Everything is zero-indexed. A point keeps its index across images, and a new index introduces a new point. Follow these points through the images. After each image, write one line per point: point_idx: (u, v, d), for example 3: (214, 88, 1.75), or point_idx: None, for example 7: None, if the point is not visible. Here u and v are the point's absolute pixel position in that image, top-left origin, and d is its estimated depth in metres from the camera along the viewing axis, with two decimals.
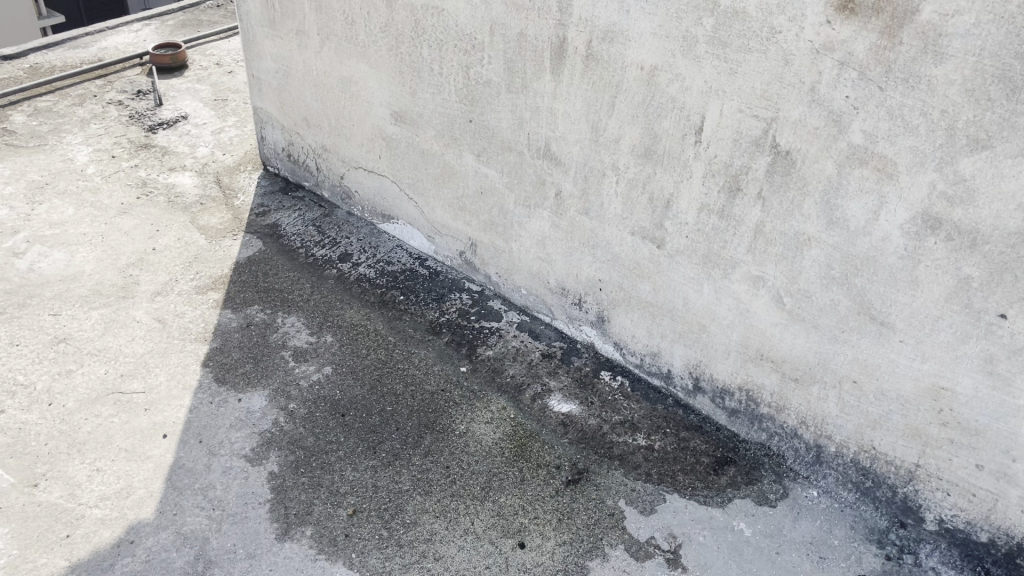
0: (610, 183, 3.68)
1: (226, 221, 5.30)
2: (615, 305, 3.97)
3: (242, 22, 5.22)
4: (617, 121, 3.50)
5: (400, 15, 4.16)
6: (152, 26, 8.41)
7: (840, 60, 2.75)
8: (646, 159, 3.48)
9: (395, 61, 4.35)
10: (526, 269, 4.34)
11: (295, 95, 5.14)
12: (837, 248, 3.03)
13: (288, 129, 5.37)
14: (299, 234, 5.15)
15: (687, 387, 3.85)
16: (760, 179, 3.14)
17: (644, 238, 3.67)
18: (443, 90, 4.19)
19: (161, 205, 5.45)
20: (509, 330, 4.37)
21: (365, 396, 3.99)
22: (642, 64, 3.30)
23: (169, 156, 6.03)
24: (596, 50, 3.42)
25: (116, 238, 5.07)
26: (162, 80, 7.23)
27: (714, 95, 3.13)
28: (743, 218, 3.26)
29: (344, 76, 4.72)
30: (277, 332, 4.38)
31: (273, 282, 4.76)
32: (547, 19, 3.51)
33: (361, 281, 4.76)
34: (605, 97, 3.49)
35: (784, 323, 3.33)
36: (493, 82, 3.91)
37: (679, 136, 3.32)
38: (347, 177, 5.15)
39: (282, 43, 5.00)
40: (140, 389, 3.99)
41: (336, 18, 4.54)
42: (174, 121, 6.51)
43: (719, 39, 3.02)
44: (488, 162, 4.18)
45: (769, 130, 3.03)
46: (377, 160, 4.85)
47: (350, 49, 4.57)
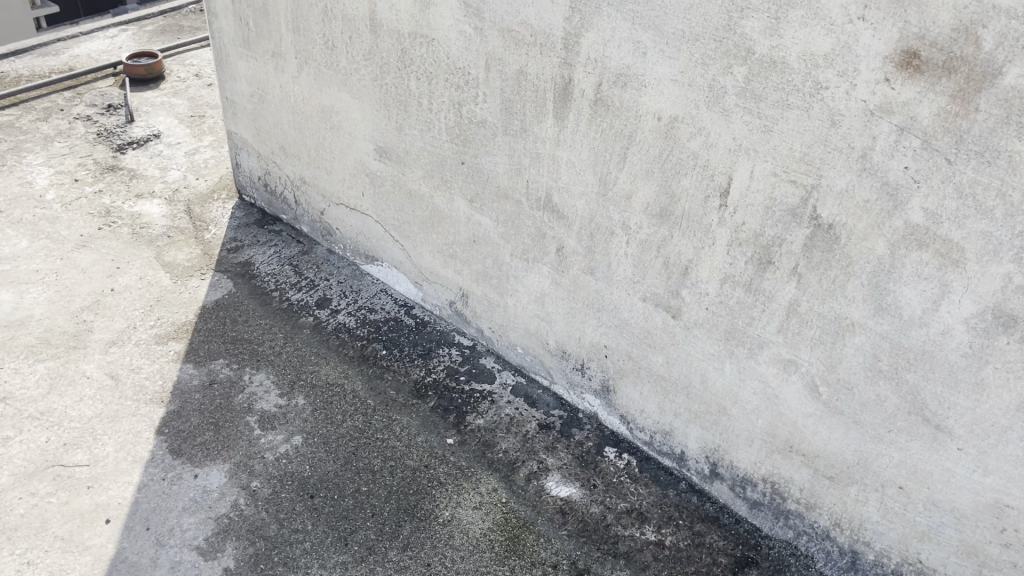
0: (619, 243, 3.23)
1: (194, 257, 4.84)
2: (622, 375, 3.52)
3: (215, 40, 4.76)
4: (628, 175, 3.06)
5: (386, 43, 3.72)
6: (129, 32, 7.94)
7: (899, 125, 2.31)
8: (661, 220, 3.04)
9: (379, 92, 3.91)
10: (523, 328, 3.88)
11: (271, 121, 4.69)
12: (886, 338, 2.59)
13: (264, 157, 4.91)
14: (274, 275, 4.69)
15: (703, 472, 3.41)
16: (796, 253, 2.70)
17: (657, 306, 3.22)
18: (432, 127, 3.75)
19: (124, 237, 5.00)
20: (502, 394, 3.91)
21: (338, 473, 3.54)
22: (660, 114, 2.86)
23: (137, 181, 5.57)
24: (606, 94, 2.99)
25: (71, 276, 4.61)
26: (136, 93, 6.77)
27: (744, 154, 2.69)
28: (775, 295, 2.82)
29: (323, 104, 4.27)
30: (243, 392, 3.93)
31: (243, 331, 4.30)
32: (552, 57, 3.08)
33: (339, 331, 4.30)
34: (615, 148, 3.05)
35: (819, 415, 2.89)
36: (488, 122, 3.47)
37: (700, 198, 2.88)
38: (327, 213, 4.69)
39: (257, 65, 4.55)
40: (84, 462, 3.54)
41: (315, 42, 4.09)
42: (145, 139, 6.05)
43: (752, 92, 2.58)
44: (481, 209, 3.74)
45: (809, 199, 2.59)
46: (360, 197, 4.39)
47: (329, 76, 4.12)
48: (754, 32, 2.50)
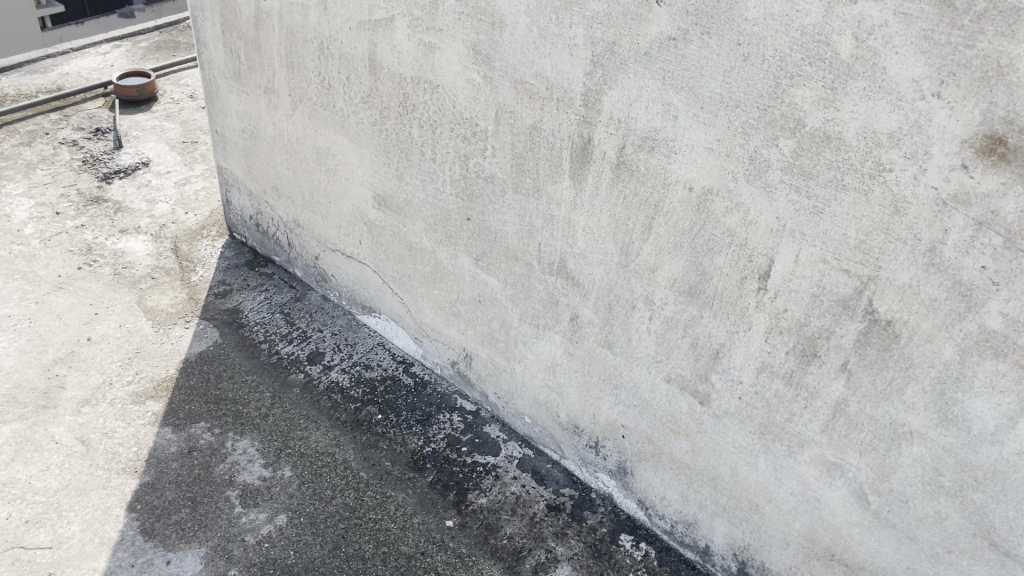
0: (641, 318, 2.91)
1: (179, 303, 4.53)
2: (641, 458, 3.20)
3: (205, 72, 4.47)
4: (653, 247, 2.74)
5: (386, 86, 3.42)
6: (123, 48, 7.67)
7: (977, 218, 1.99)
8: (690, 299, 2.72)
9: (378, 137, 3.60)
10: (531, 397, 3.56)
11: (263, 160, 4.38)
12: (950, 451, 2.27)
13: (256, 196, 4.61)
14: (263, 324, 4.37)
15: (730, 570, 3.08)
16: (846, 349, 2.37)
17: (682, 390, 2.89)
18: (435, 178, 3.44)
19: (104, 279, 4.69)
20: (507, 469, 3.58)
21: (325, 561, 3.21)
22: (691, 184, 2.54)
23: (122, 214, 5.28)
24: (630, 158, 2.68)
25: (46, 323, 4.31)
26: (126, 115, 6.48)
27: (789, 236, 2.37)
28: (819, 391, 2.49)
29: (319, 146, 3.96)
30: (224, 462, 3.61)
31: (227, 389, 3.98)
32: (569, 114, 2.78)
33: (332, 390, 3.97)
34: (639, 217, 2.73)
35: (867, 525, 2.56)
36: (497, 178, 3.17)
37: (736, 279, 2.56)
38: (322, 258, 4.37)
39: (249, 100, 4.25)
40: (47, 543, 3.22)
41: (311, 80, 3.79)
42: (133, 168, 5.76)
43: (801, 168, 2.26)
44: (488, 268, 3.42)
45: (864, 291, 2.27)
46: (357, 245, 4.08)
47: (325, 116, 3.82)
48: (805, 102, 2.18)
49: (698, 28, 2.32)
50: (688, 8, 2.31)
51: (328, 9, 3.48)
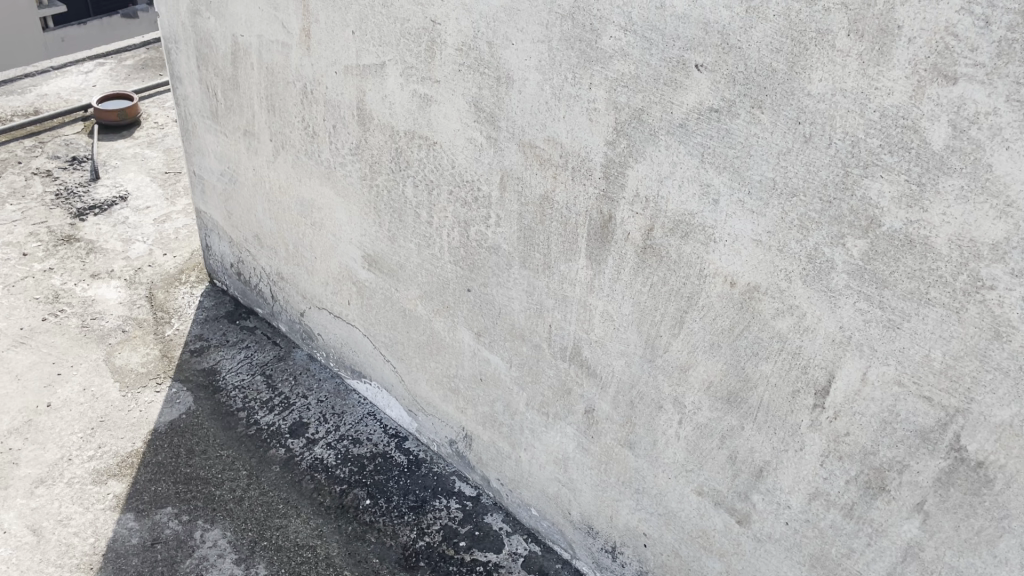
0: (667, 421, 2.50)
1: (151, 361, 4.14)
2: (666, 571, 2.79)
3: (180, 109, 4.08)
4: (685, 345, 2.33)
5: (377, 138, 3.02)
6: (107, 66, 7.29)
7: None
8: (728, 407, 2.31)
9: (368, 193, 3.20)
10: (539, 488, 3.15)
11: (244, 206, 3.98)
12: None
13: (237, 244, 4.21)
14: (243, 388, 3.97)
15: None
16: (924, 488, 1.97)
17: (717, 505, 2.48)
18: (431, 243, 3.04)
19: (71, 332, 4.31)
20: (511, 570, 3.17)
21: None
22: (733, 279, 2.13)
23: (95, 256, 4.90)
24: (659, 242, 2.27)
25: (3, 387, 3.92)
26: (105, 142, 6.10)
27: (855, 351, 1.96)
28: (887, 530, 2.09)
29: (304, 197, 3.56)
30: (191, 557, 3.20)
31: (199, 467, 3.58)
32: (587, 186, 2.38)
33: (316, 469, 3.56)
34: (669, 310, 2.33)
35: None
36: (501, 249, 2.76)
37: (786, 391, 2.15)
38: (308, 315, 3.97)
39: (228, 141, 3.85)
40: None
41: (294, 125, 3.40)
42: (109, 203, 5.38)
43: (873, 275, 1.85)
44: (490, 345, 3.02)
45: (950, 424, 1.86)
46: (345, 305, 3.68)
47: (310, 166, 3.42)
48: (882, 197, 1.77)
49: (746, 100, 1.92)
50: (734, 76, 1.91)
51: (312, 50, 3.09)
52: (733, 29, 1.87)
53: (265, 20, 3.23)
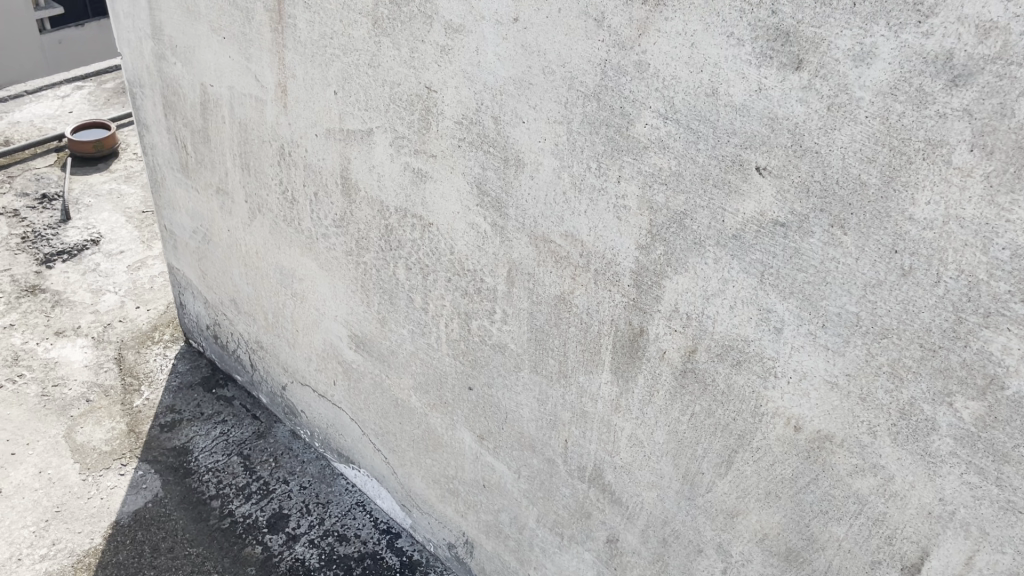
0: (708, 567, 2.09)
1: (116, 438, 3.73)
2: None
3: (149, 160, 3.68)
4: (732, 488, 1.93)
5: (364, 212, 2.62)
6: (86, 89, 6.89)
7: None
8: (785, 564, 1.90)
9: (354, 270, 2.80)
10: None
11: (219, 268, 3.59)
12: None
13: (213, 306, 3.81)
14: (217, 471, 3.56)
15: None
16: None
17: None
18: (426, 332, 2.63)
19: (29, 402, 3.91)
20: None
21: None
22: (798, 423, 1.72)
23: (61, 310, 4.50)
24: (702, 368, 1.86)
25: None
26: (80, 176, 5.71)
27: (959, 529, 1.56)
28: None
29: (283, 266, 3.16)
30: None
31: (164, 569, 3.16)
32: (612, 293, 1.97)
33: (296, 572, 3.15)
34: (713, 446, 1.92)
35: None
36: (507, 349, 2.36)
37: (863, 560, 1.74)
38: (290, 390, 3.57)
39: (200, 198, 3.45)
40: None
41: (270, 188, 2.99)
42: (79, 247, 4.99)
43: (989, 445, 1.45)
44: (494, 451, 2.61)
45: None
46: (330, 385, 3.27)
47: (289, 233, 3.02)
48: (1009, 354, 1.37)
49: (824, 217, 1.51)
50: (809, 185, 1.50)
51: (289, 108, 2.69)
52: (809, 129, 1.46)
53: (236, 70, 2.82)
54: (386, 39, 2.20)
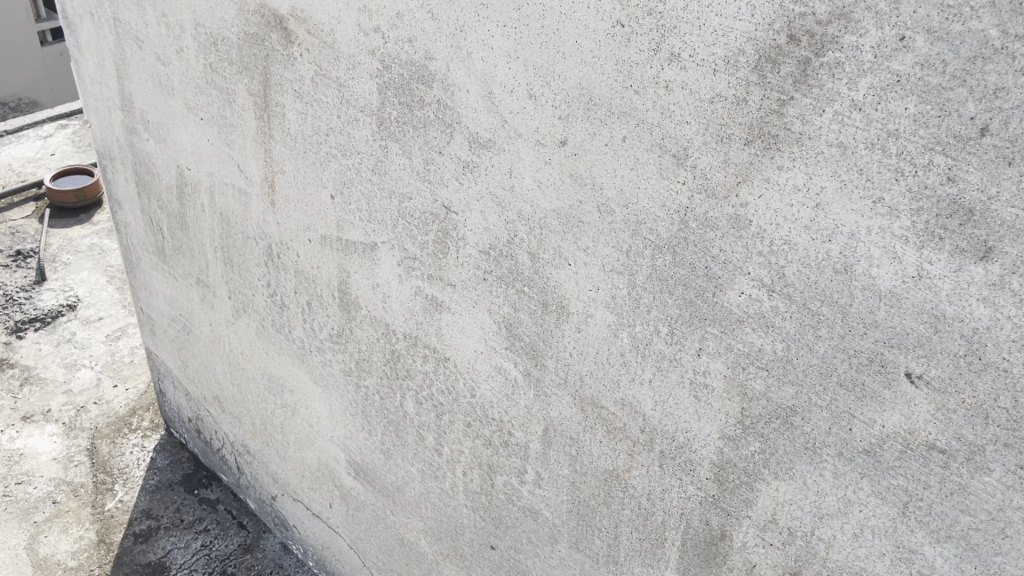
0: None
1: (83, 549, 3.30)
2: None
3: (124, 238, 3.27)
4: None
5: (364, 332, 2.19)
6: (70, 128, 6.48)
7: None
8: None
9: (352, 392, 2.37)
10: None
11: (201, 362, 3.16)
12: None
13: (195, 400, 3.38)
14: None
15: None
16: None
17: None
18: (439, 475, 2.20)
19: None
20: None
21: None
22: None
23: (30, 390, 4.09)
24: None
25: None
26: (59, 228, 5.30)
27: None
28: None
29: (272, 373, 2.74)
30: None
31: None
32: (682, 483, 1.54)
33: None
34: None
35: None
36: (540, 515, 1.92)
37: None
38: (281, 502, 3.13)
39: (179, 287, 3.04)
40: None
41: (256, 288, 2.57)
42: (54, 313, 4.58)
43: None
44: None
45: None
46: (326, 506, 2.84)
47: (278, 339, 2.59)
48: None
49: (1009, 453, 1.08)
50: (989, 410, 1.08)
51: (277, 205, 2.27)
52: (996, 338, 1.04)
53: (216, 156, 2.41)
54: (394, 144, 1.78)
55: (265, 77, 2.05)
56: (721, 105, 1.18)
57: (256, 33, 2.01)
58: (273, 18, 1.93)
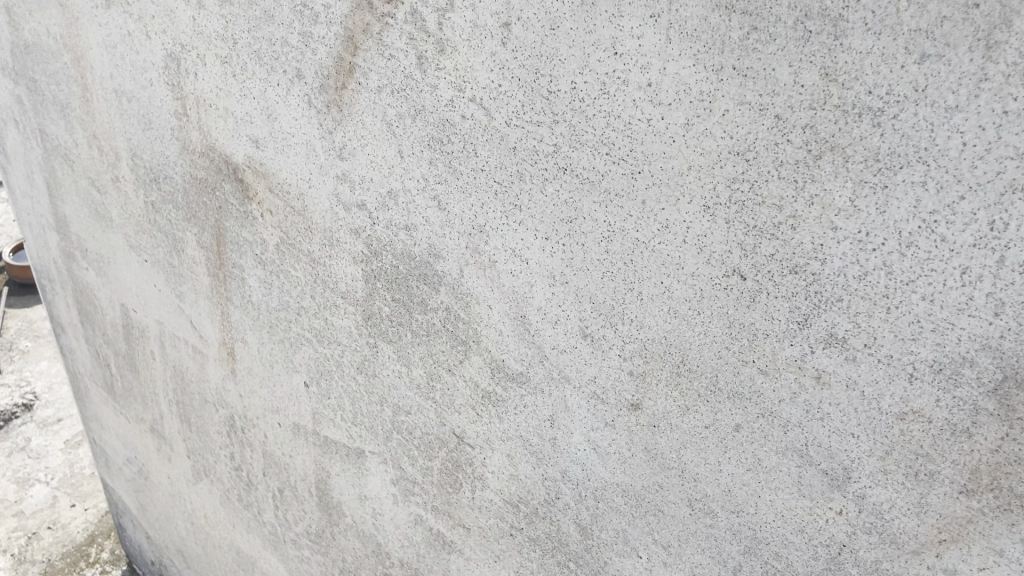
0: None
1: None
2: None
3: (72, 364, 2.80)
4: None
5: (350, 542, 1.72)
6: None
7: None
8: None
9: None
10: None
11: (162, 512, 2.68)
12: None
13: (158, 547, 2.90)
14: None
15: None
16: None
17: None
18: None
19: None
20: None
21: None
22: None
23: None
24: None
25: None
26: (18, 309, 4.83)
27: None
28: None
29: (240, 548, 2.26)
30: None
31: None
32: None
33: None
34: None
35: None
36: None
37: None
38: None
39: (133, 430, 2.56)
40: None
41: (219, 457, 2.10)
42: (7, 414, 4.10)
43: None
44: None
45: None
46: None
47: (247, 517, 2.11)
48: None
49: None
50: None
51: (239, 375, 1.80)
52: None
53: (165, 305, 1.95)
54: (386, 346, 1.32)
55: (218, 231, 1.60)
56: (919, 427, 0.72)
57: (204, 179, 1.55)
58: (224, 165, 1.47)
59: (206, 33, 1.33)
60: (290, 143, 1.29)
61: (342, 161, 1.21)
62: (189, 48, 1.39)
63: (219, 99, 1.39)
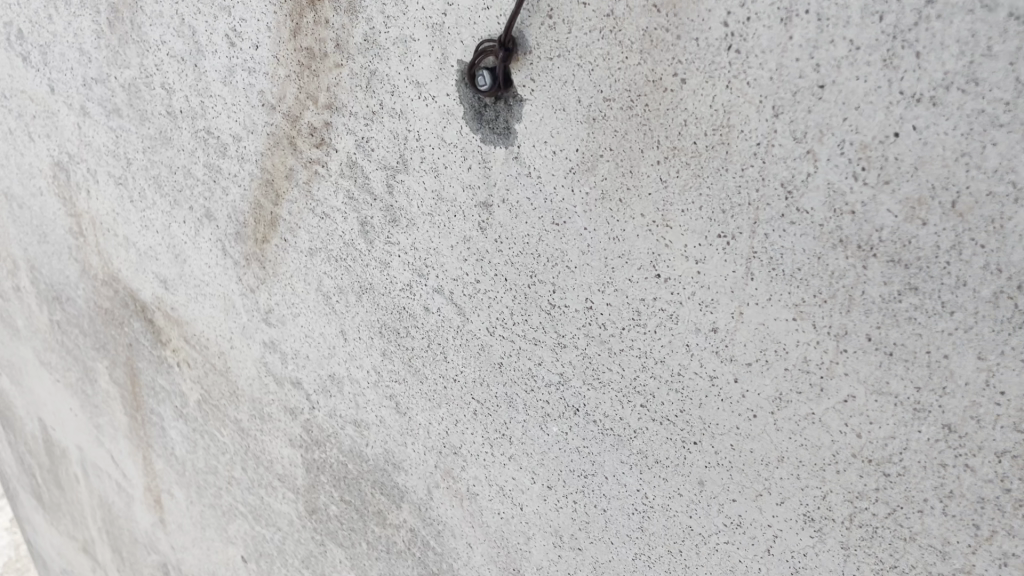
0: None
1: None
2: None
3: None
4: None
5: None
6: None
7: None
8: None
9: None
10: None
11: None
12: None
13: None
14: None
15: None
16: None
17: None
18: None
19: None
20: None
21: None
22: None
23: None
24: None
25: None
26: None
27: None
28: None
29: None
30: None
31: None
32: None
33: None
34: None
35: None
36: None
37: None
38: None
39: (67, 544, 2.23)
40: None
41: None
42: None
43: None
44: None
45: None
46: None
47: None
48: None
49: None
50: None
51: (169, 526, 1.48)
52: None
53: (83, 432, 1.63)
54: (336, 549, 1.02)
55: (130, 370, 1.28)
56: None
57: (110, 310, 1.24)
58: (131, 300, 1.17)
59: (94, 146, 1.03)
60: (204, 292, 0.99)
61: (269, 326, 0.91)
62: (77, 159, 1.08)
63: (117, 224, 1.09)
